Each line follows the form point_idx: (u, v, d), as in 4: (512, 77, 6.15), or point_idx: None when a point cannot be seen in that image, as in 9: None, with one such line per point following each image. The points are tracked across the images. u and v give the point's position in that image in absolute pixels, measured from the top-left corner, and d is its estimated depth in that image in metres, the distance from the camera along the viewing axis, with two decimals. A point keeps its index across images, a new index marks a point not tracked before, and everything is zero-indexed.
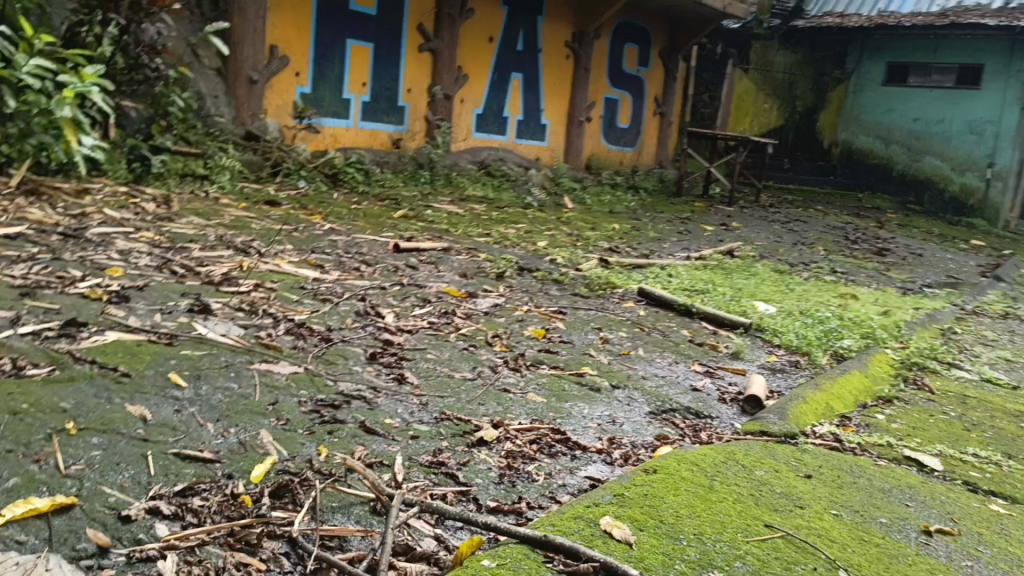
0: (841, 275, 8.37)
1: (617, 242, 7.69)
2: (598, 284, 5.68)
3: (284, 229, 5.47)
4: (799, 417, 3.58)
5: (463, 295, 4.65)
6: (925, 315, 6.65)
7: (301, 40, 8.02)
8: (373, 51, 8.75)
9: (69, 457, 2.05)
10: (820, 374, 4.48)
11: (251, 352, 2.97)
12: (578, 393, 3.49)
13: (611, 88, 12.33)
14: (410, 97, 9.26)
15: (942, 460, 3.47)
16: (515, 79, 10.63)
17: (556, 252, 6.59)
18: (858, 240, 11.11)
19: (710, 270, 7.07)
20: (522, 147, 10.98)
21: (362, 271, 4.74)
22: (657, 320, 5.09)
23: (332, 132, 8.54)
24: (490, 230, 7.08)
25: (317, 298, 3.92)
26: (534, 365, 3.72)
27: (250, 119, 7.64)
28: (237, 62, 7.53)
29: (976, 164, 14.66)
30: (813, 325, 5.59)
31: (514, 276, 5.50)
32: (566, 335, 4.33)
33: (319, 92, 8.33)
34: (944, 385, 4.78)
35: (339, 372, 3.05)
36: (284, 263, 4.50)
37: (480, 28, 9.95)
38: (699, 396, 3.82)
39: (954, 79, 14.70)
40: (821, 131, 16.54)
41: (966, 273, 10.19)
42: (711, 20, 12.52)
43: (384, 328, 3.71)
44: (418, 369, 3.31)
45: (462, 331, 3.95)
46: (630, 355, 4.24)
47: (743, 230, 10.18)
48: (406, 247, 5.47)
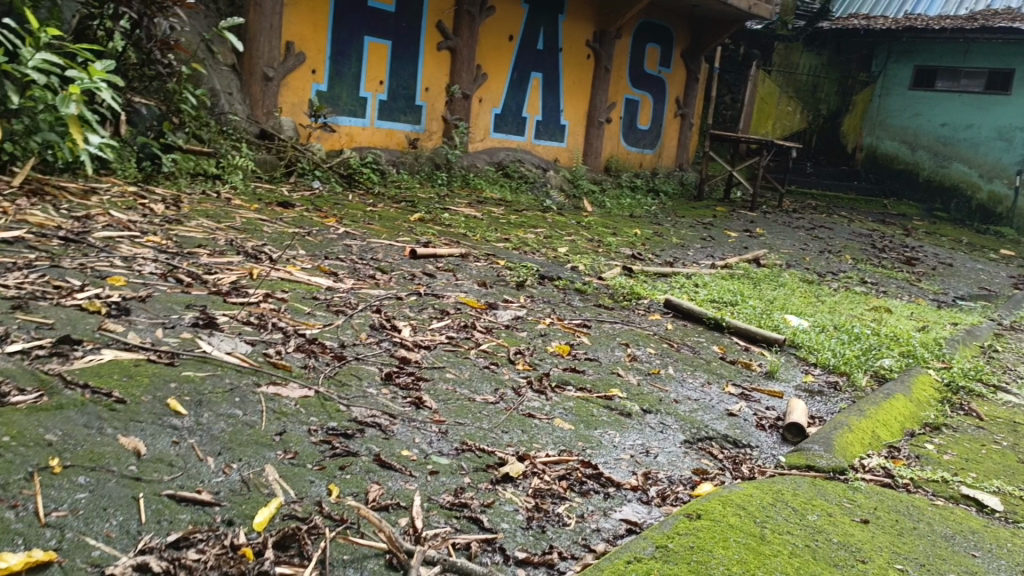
0: (872, 286, 8.12)
1: (640, 249, 7.46)
2: (622, 294, 5.44)
3: (297, 232, 5.26)
4: (846, 449, 3.35)
5: (483, 306, 4.41)
6: (964, 332, 6.38)
7: (317, 38, 7.81)
8: (390, 49, 8.54)
9: (51, 501, 1.84)
10: (862, 398, 4.23)
11: (259, 373, 2.74)
12: (608, 419, 3.24)
13: (632, 88, 12.06)
14: (427, 96, 9.05)
15: (1002, 499, 3.21)
16: (535, 79, 10.39)
17: (578, 259, 6.36)
18: (885, 249, 10.82)
19: (737, 280, 6.82)
20: (541, 148, 10.75)
21: (378, 279, 4.52)
22: (686, 335, 4.85)
23: (348, 131, 8.34)
24: (510, 235, 6.87)
25: (330, 310, 3.70)
26: (559, 387, 3.48)
27: (264, 117, 7.47)
28: (252, 58, 7.33)
29: (1004, 172, 14.33)
30: (849, 342, 5.34)
31: (535, 285, 5.26)
32: (592, 351, 4.09)
33: (335, 90, 8.12)
34: (992, 410, 4.53)
35: (353, 395, 2.82)
36: (296, 270, 4.28)
37: (501, 27, 9.71)
38: (735, 422, 3.58)
39: (983, 84, 14.36)
40: (845, 134, 16.19)
41: (998, 284, 9.91)
42: (736, 21, 12.24)
43: (401, 344, 3.48)
44: (438, 392, 3.08)
45: (483, 347, 3.72)
46: (660, 375, 3.99)
47: (768, 236, 9.93)
48: (423, 253, 5.25)
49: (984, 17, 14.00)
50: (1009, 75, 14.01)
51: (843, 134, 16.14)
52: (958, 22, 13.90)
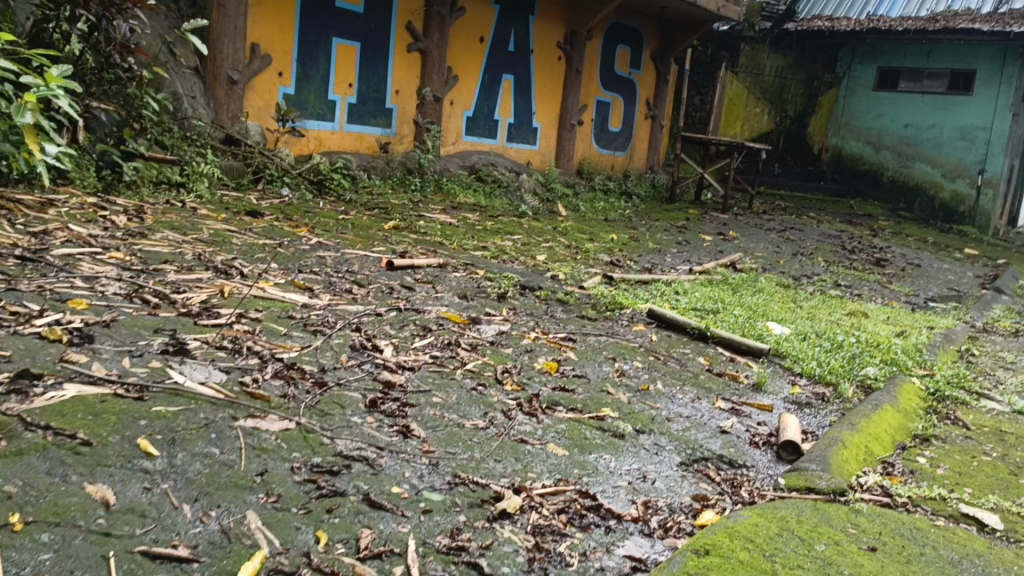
0: (846, 290, 8.09)
1: (618, 255, 7.36)
2: (604, 304, 5.33)
3: (267, 244, 5.07)
4: (843, 468, 3.21)
5: (466, 321, 4.27)
6: (942, 336, 6.34)
7: (283, 40, 7.59)
8: (359, 51, 8.35)
9: (11, 565, 1.68)
10: (850, 410, 4.12)
11: (235, 406, 2.58)
12: (602, 443, 3.12)
13: (603, 90, 11.98)
14: (397, 99, 8.88)
15: (1002, 516, 3.04)
16: (506, 81, 10.25)
17: (557, 267, 6.24)
18: (855, 250, 10.86)
19: (716, 286, 6.75)
20: (513, 151, 10.62)
21: (354, 293, 4.36)
22: (671, 346, 4.75)
23: (317, 135, 8.13)
24: (486, 242, 6.73)
25: (308, 330, 3.54)
26: (550, 408, 3.35)
27: (230, 122, 7.25)
28: (216, 61, 7.10)
29: (967, 171, 14.48)
30: (832, 350, 5.27)
31: (516, 296, 5.12)
32: (579, 367, 3.97)
33: (302, 93, 7.91)
34: (978, 419, 4.45)
35: (337, 426, 2.67)
36: (269, 286, 4.11)
37: (471, 28, 9.56)
38: (729, 439, 3.48)
39: (946, 85, 14.55)
40: (812, 135, 16.19)
41: (966, 285, 9.96)
42: (705, 22, 12.21)
43: (383, 365, 3.33)
44: (425, 418, 2.94)
45: (468, 366, 3.57)
46: (649, 391, 3.88)
47: (741, 239, 9.89)
48: (400, 264, 5.10)
49: (945, 18, 14.16)
50: (970, 76, 14.21)
51: (810, 135, 16.20)
52: (921, 24, 14.04)
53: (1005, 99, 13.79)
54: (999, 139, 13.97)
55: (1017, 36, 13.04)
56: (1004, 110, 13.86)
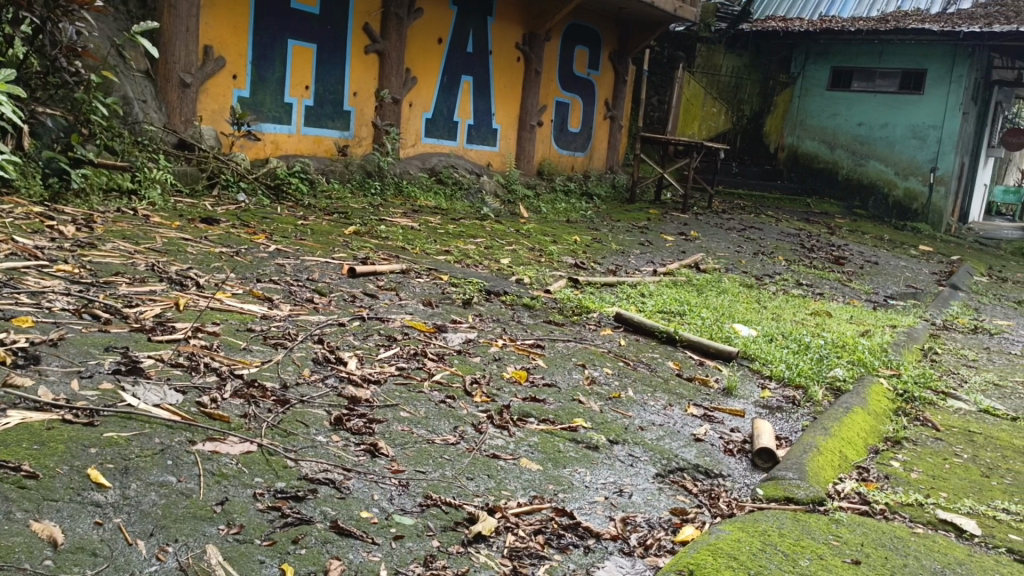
0: (808, 289, 8.14)
1: (582, 257, 7.31)
2: (571, 309, 5.25)
3: (224, 252, 4.90)
4: (819, 475, 3.18)
5: (432, 330, 4.16)
6: (905, 334, 6.39)
7: (237, 41, 7.39)
8: (316, 53, 8.18)
9: None
10: (822, 414, 4.10)
11: (193, 429, 2.45)
12: (576, 455, 3.04)
13: (562, 91, 11.93)
14: (355, 101, 8.73)
15: (978, 521, 3.06)
16: (465, 82, 10.14)
17: (523, 271, 6.16)
18: (814, 248, 10.96)
19: (681, 287, 6.72)
20: (473, 152, 10.51)
21: (316, 303, 4.22)
22: (640, 351, 4.70)
23: (273, 139, 7.94)
24: (449, 246, 6.62)
25: (268, 343, 3.40)
26: (521, 420, 3.26)
27: (183, 126, 7.03)
28: (167, 63, 6.88)
29: (919, 170, 14.72)
30: (800, 351, 5.26)
31: (482, 302, 5.02)
32: (549, 375, 3.89)
33: (258, 96, 7.71)
34: (945, 419, 4.46)
35: (302, 446, 2.55)
36: (227, 297, 3.95)
37: (429, 29, 9.43)
38: (703, 448, 3.42)
39: (898, 84, 14.80)
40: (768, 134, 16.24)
41: (924, 282, 10.11)
42: (663, 23, 12.24)
43: (348, 379, 3.21)
44: (394, 435, 2.83)
45: (436, 378, 3.47)
46: (621, 399, 3.81)
47: (703, 239, 9.91)
48: (362, 271, 4.96)
49: (896, 18, 14.41)
50: (922, 75, 14.47)
51: (766, 134, 16.26)
52: (873, 24, 14.26)
53: (955, 97, 14.07)
54: (949, 138, 14.23)
55: (966, 36, 13.31)
56: (954, 109, 14.13)
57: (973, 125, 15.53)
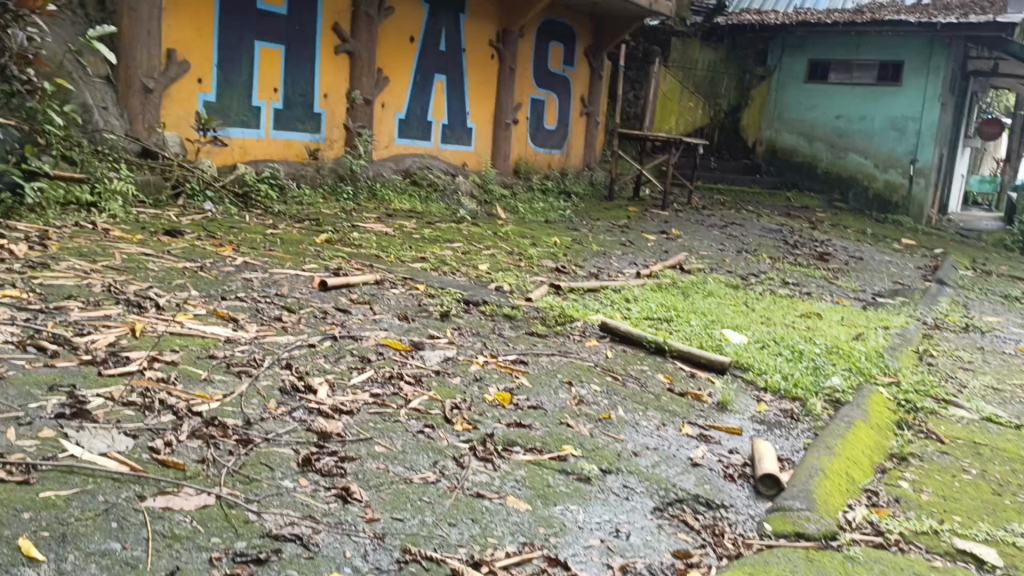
0: (795, 288, 7.94)
1: (563, 261, 7.09)
2: (555, 318, 5.03)
3: (187, 268, 4.63)
4: (827, 504, 3.06)
5: (409, 348, 3.91)
6: (899, 337, 6.23)
7: (202, 44, 7.09)
8: (284, 54, 7.89)
9: None
10: (824, 429, 3.98)
11: (143, 482, 2.20)
12: (567, 490, 2.82)
13: (538, 88, 11.70)
14: (326, 102, 8.46)
15: (999, 549, 2.92)
16: (438, 81, 9.87)
17: (502, 278, 5.93)
18: (798, 244, 10.82)
19: (666, 291, 6.52)
20: (449, 153, 10.24)
21: (285, 321, 3.96)
22: (628, 363, 4.48)
23: (241, 144, 7.64)
24: (425, 253, 6.37)
25: (231, 371, 3.14)
26: (506, 450, 3.02)
27: (146, 133, 6.73)
28: (128, 68, 6.58)
29: (899, 162, 14.61)
30: (794, 359, 5.07)
31: (461, 314, 4.79)
32: (534, 396, 3.65)
33: (224, 100, 7.41)
34: (950, 430, 4.36)
35: (266, 495, 2.30)
36: (188, 319, 3.68)
37: (401, 27, 9.17)
38: (702, 474, 3.25)
39: (875, 76, 14.72)
40: (746, 127, 15.94)
41: (910, 277, 9.98)
42: (638, 17, 12.04)
43: (318, 411, 2.96)
44: (368, 474, 2.59)
45: (413, 405, 3.21)
46: (612, 420, 3.59)
47: (685, 238, 9.72)
48: (334, 284, 4.70)
49: (872, 10, 14.32)
50: (899, 67, 14.40)
51: (744, 127, 15.93)
52: (849, 17, 14.16)
53: (933, 89, 13.99)
54: (928, 130, 14.13)
55: (943, 27, 13.24)
56: (933, 100, 14.04)
57: (951, 116, 15.48)
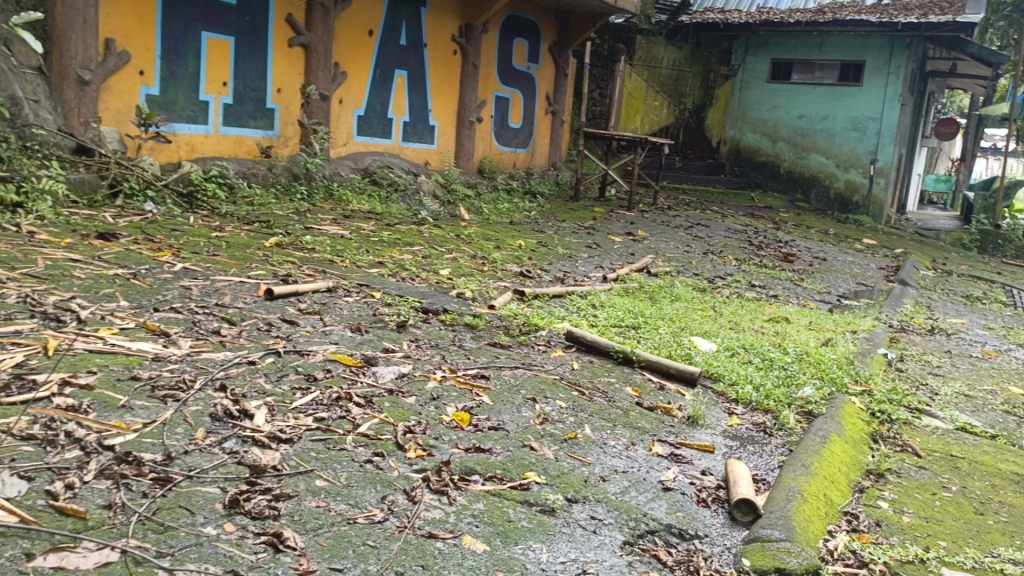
0: (761, 290, 7.78)
1: (527, 264, 6.83)
2: (518, 327, 4.77)
3: (119, 275, 4.27)
4: (806, 532, 2.84)
5: (360, 364, 3.61)
6: (867, 342, 6.09)
7: (144, 34, 6.70)
8: (233, 46, 7.52)
9: None
10: (798, 445, 3.77)
11: (34, 536, 1.91)
12: (529, 525, 2.56)
13: (502, 85, 11.41)
14: (279, 98, 8.09)
15: None
16: (398, 77, 9.55)
17: (463, 283, 5.65)
18: (762, 244, 10.69)
19: (633, 295, 6.30)
20: (409, 151, 9.92)
21: (224, 335, 3.63)
22: (595, 376, 4.23)
23: (187, 140, 7.25)
24: (383, 257, 6.06)
25: (156, 396, 2.82)
26: (463, 480, 2.74)
27: (82, 128, 6.32)
28: (62, 58, 6.17)
29: (860, 161, 14.60)
30: (766, 368, 4.88)
31: (418, 324, 4.49)
32: (495, 416, 3.37)
33: (168, 94, 7.02)
34: (925, 442, 4.18)
35: (182, 547, 2.01)
36: (111, 334, 3.34)
37: (358, 20, 8.83)
38: (674, 500, 3.02)
39: (837, 76, 14.70)
40: (710, 127, 15.74)
41: (873, 278, 9.91)
42: (602, 14, 11.82)
43: (252, 440, 2.65)
44: (305, 514, 2.30)
45: (362, 430, 2.92)
46: (579, 441, 3.34)
47: (651, 239, 9.53)
48: (281, 292, 4.38)
49: (833, 10, 14.30)
50: (861, 67, 14.39)
51: (708, 127, 15.82)
52: (812, 16, 14.12)
53: (894, 88, 14.01)
54: (889, 129, 14.15)
55: (903, 27, 13.25)
56: (893, 100, 14.06)
57: (911, 115, 15.53)
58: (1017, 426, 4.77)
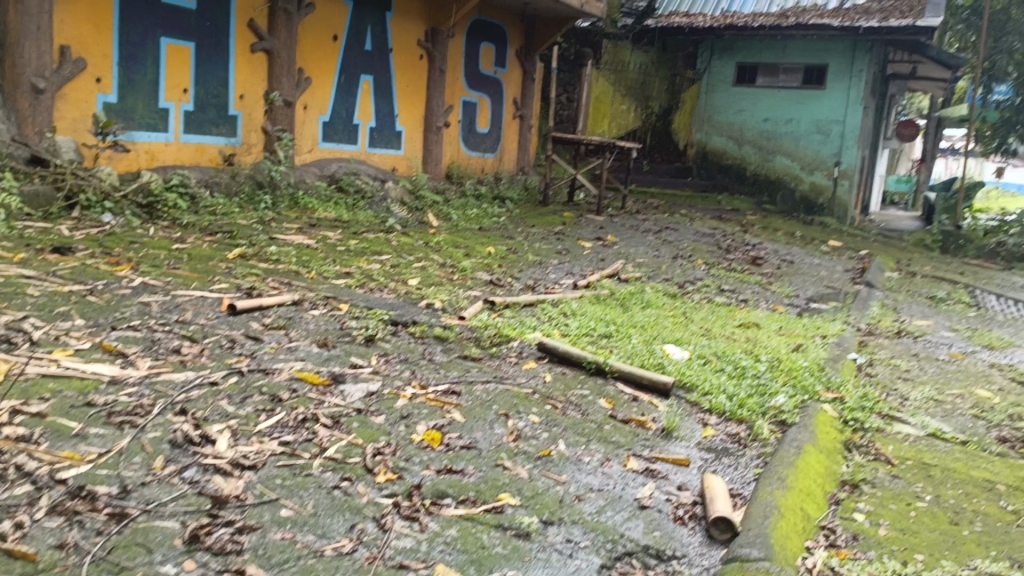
0: (731, 295, 7.78)
1: (498, 272, 6.76)
2: (489, 338, 4.69)
3: (76, 292, 4.13)
4: (785, 549, 2.80)
5: (327, 382, 3.50)
6: (837, 347, 6.10)
7: (101, 41, 6.53)
8: (194, 52, 7.36)
9: None
10: (773, 456, 3.74)
11: None
12: (504, 552, 2.48)
13: (469, 90, 11.33)
14: (242, 104, 7.94)
15: None
16: (364, 82, 9.42)
17: (433, 293, 5.56)
18: (731, 248, 10.72)
19: (605, 303, 6.26)
20: (376, 157, 9.80)
21: (185, 354, 3.51)
22: (568, 388, 4.17)
23: (147, 148, 7.08)
24: (350, 267, 5.95)
25: (112, 423, 2.73)
26: (435, 505, 2.65)
27: (36, 137, 6.13)
28: (15, 66, 5.98)
29: (824, 164, 14.74)
30: (739, 376, 4.85)
31: (386, 338, 4.39)
32: (467, 434, 3.29)
33: (127, 101, 6.85)
34: (897, 450, 4.18)
35: None
36: (65, 356, 3.22)
37: (322, 24, 8.69)
38: (651, 519, 2.96)
39: (801, 79, 14.82)
40: (678, 131, 15.84)
41: (840, 280, 9.98)
42: (569, 18, 11.79)
43: (214, 467, 2.56)
44: (269, 548, 2.22)
45: (330, 454, 2.82)
46: (553, 458, 3.27)
47: (621, 244, 9.50)
48: (245, 307, 4.27)
49: (796, 14, 14.42)
50: (824, 70, 14.53)
51: (675, 131, 15.93)
52: (775, 20, 14.23)
53: (857, 91, 14.16)
54: (853, 132, 14.30)
55: (865, 31, 13.40)
56: (856, 103, 14.21)
57: (873, 117, 15.72)
58: (987, 431, 4.79)
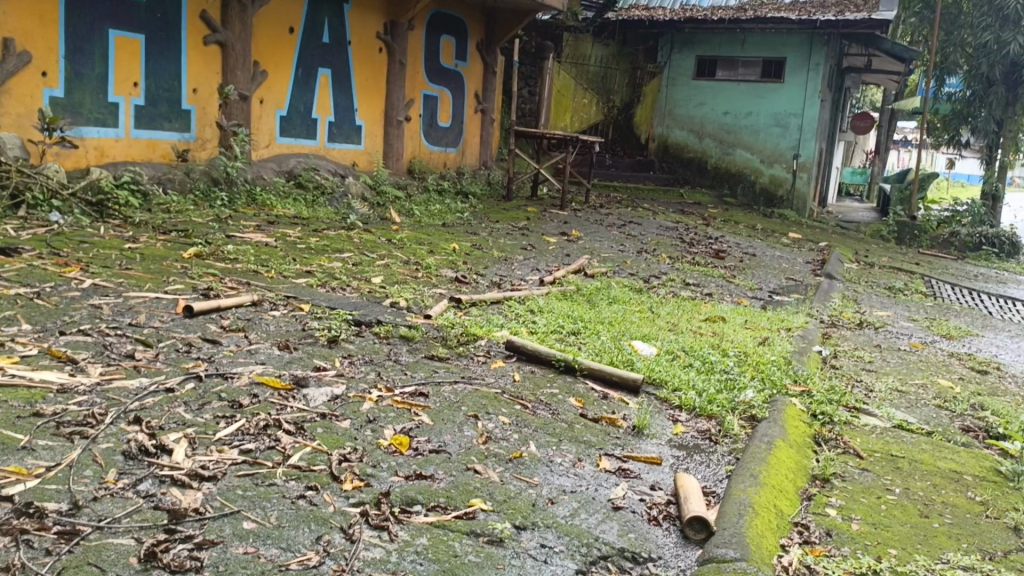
0: (695, 289, 7.78)
1: (462, 269, 6.65)
2: (455, 337, 4.60)
3: (22, 295, 3.96)
4: (760, 548, 2.75)
5: (290, 386, 3.38)
6: (802, 339, 6.12)
7: (45, 33, 6.31)
8: (144, 45, 7.14)
9: None
10: (745, 452, 3.70)
11: None
12: (476, 560, 2.40)
13: (429, 83, 11.20)
14: (196, 98, 7.73)
15: None
16: (322, 75, 9.25)
17: (397, 292, 5.44)
18: (694, 242, 10.73)
19: (571, 299, 6.20)
20: (335, 152, 9.64)
21: (139, 359, 3.37)
22: (538, 387, 4.10)
23: (97, 144, 6.86)
24: (310, 266, 5.81)
25: (61, 434, 2.60)
26: (404, 513, 2.56)
27: None
28: None
29: (783, 156, 14.86)
30: (708, 371, 4.82)
31: (350, 338, 4.28)
32: (436, 437, 3.20)
33: (74, 96, 6.62)
34: (866, 442, 4.18)
35: None
36: (12, 363, 3.07)
37: (278, 16, 8.50)
38: (625, 520, 2.91)
39: (759, 72, 14.92)
40: (639, 124, 15.87)
41: (801, 272, 10.05)
42: (529, 11, 11.70)
43: (170, 479, 2.45)
44: (231, 564, 2.11)
45: (294, 462, 2.72)
46: (524, 460, 3.19)
47: (585, 239, 9.45)
48: (202, 308, 4.12)
49: (753, 7, 14.51)
50: (782, 63, 14.64)
51: (636, 125, 15.91)
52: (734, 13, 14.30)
53: (814, 85, 14.30)
54: (811, 124, 14.43)
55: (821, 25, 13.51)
56: (814, 96, 14.35)
57: (830, 110, 15.89)
58: (950, 421, 4.82)
